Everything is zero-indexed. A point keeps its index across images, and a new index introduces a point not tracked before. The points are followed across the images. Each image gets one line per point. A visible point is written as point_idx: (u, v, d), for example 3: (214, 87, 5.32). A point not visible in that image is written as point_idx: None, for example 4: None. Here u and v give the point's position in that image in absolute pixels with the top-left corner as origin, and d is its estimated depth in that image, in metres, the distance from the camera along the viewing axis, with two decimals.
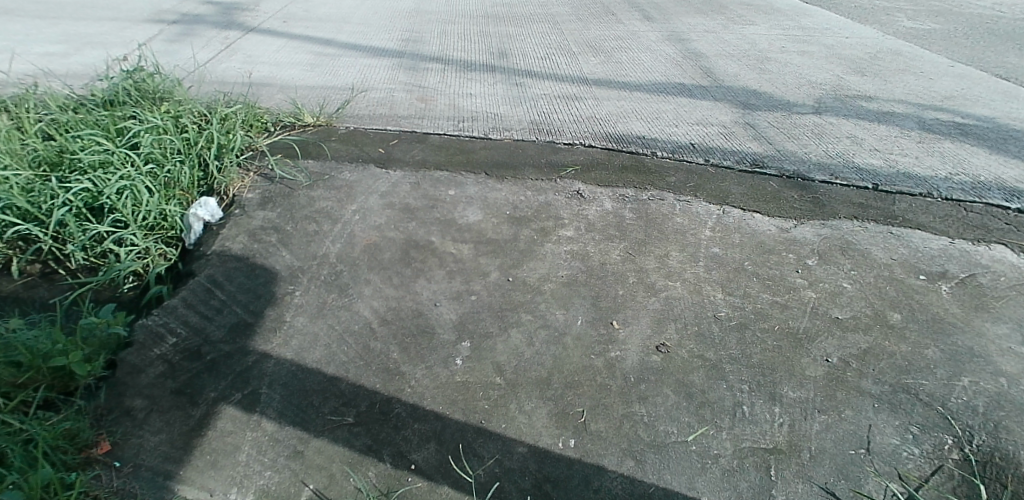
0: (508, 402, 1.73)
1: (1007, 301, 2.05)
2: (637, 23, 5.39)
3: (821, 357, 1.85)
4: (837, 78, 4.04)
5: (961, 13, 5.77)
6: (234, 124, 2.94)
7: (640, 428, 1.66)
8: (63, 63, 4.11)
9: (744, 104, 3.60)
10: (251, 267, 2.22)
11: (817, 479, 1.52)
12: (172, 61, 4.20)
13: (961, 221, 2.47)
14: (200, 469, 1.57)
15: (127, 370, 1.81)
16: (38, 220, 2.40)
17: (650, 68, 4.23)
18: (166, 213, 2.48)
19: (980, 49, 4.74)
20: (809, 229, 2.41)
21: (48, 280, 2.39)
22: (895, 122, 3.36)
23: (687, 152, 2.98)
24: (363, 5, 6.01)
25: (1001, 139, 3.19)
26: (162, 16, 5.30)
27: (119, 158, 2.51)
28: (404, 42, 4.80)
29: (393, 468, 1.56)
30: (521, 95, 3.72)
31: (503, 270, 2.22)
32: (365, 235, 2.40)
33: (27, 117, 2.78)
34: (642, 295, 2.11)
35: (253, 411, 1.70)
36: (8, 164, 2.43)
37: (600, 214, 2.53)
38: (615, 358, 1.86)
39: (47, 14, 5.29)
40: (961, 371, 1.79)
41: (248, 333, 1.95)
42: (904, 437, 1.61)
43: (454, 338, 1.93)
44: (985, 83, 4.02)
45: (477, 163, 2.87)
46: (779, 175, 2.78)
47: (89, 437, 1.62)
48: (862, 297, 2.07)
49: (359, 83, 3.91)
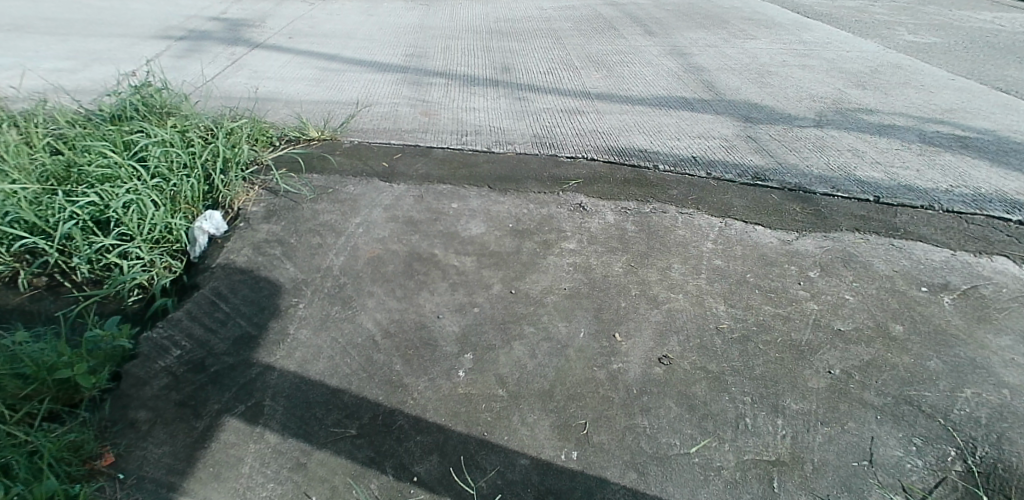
0: (511, 414, 1.73)
1: (1010, 312, 2.05)
2: (638, 38, 5.44)
3: (824, 368, 1.85)
4: (838, 91, 4.07)
5: (962, 27, 5.81)
6: (240, 138, 2.97)
7: (643, 440, 1.66)
8: (72, 79, 4.17)
9: (746, 118, 3.62)
10: (256, 279, 2.24)
11: (821, 491, 1.52)
12: (179, 76, 4.27)
13: (962, 233, 2.47)
14: (203, 481, 1.57)
15: (132, 382, 1.82)
16: (44, 234, 2.42)
17: (652, 82, 4.27)
18: (172, 226, 2.50)
19: (981, 62, 4.77)
20: (811, 241, 2.42)
21: (54, 292, 2.42)
22: (896, 135, 3.38)
23: (689, 165, 3.00)
24: (369, 22, 6.09)
25: (1002, 152, 3.20)
26: (171, 33, 5.39)
27: (126, 173, 2.55)
28: (409, 57, 4.86)
29: (395, 480, 1.57)
30: (524, 109, 3.75)
31: (505, 283, 2.23)
32: (369, 248, 2.41)
33: (36, 132, 2.82)
34: (644, 307, 2.12)
35: (256, 423, 1.71)
36: (17, 179, 2.46)
37: (602, 226, 2.54)
38: (618, 370, 1.86)
39: (56, 31, 5.37)
40: (964, 383, 1.79)
41: (252, 345, 1.96)
42: (908, 449, 1.60)
43: (457, 351, 1.94)
44: (986, 96, 4.04)
45: (480, 176, 2.90)
46: (780, 188, 2.79)
47: (94, 449, 1.63)
48: (865, 309, 2.08)
49: (364, 97, 3.96)
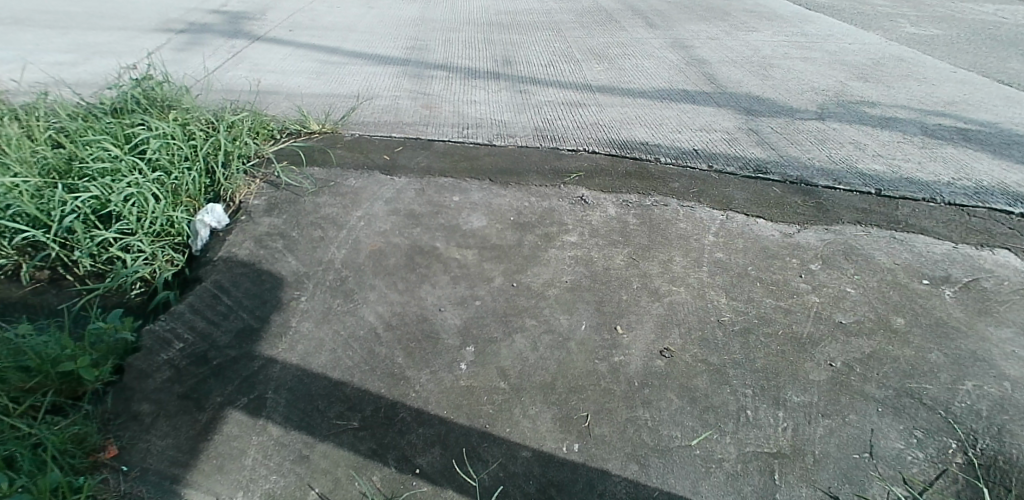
0: (512, 407, 1.74)
1: (1011, 305, 2.05)
2: (640, 30, 5.42)
3: (825, 361, 1.85)
4: (840, 83, 4.05)
5: (964, 19, 5.78)
6: (241, 131, 2.97)
7: (645, 433, 1.66)
8: (73, 72, 4.16)
9: (747, 110, 3.61)
10: (257, 273, 2.24)
11: (822, 483, 1.52)
12: (180, 69, 4.25)
13: (964, 226, 2.47)
14: (206, 473, 1.58)
15: (135, 375, 1.83)
16: (46, 227, 2.43)
17: (653, 75, 4.25)
18: (173, 220, 2.50)
19: (984, 54, 4.75)
20: (813, 234, 2.42)
21: (57, 286, 2.42)
22: (898, 127, 3.37)
23: (690, 158, 2.99)
24: (369, 14, 6.06)
25: (1004, 144, 3.19)
26: (171, 26, 5.37)
27: (127, 166, 2.55)
28: (409, 49, 4.85)
29: (397, 472, 1.57)
30: (525, 102, 3.74)
31: (507, 276, 2.23)
32: (370, 241, 2.41)
33: (37, 125, 2.82)
34: (646, 299, 2.12)
35: (259, 416, 1.72)
36: (18, 172, 2.46)
37: (603, 219, 2.54)
38: (619, 363, 1.87)
39: (56, 24, 5.36)
40: (965, 375, 1.79)
41: (255, 338, 1.96)
42: (909, 441, 1.61)
43: (459, 344, 1.94)
44: (988, 89, 4.02)
45: (481, 170, 2.89)
46: (782, 180, 2.79)
47: (97, 441, 1.64)
48: (866, 302, 2.07)
49: (364, 90, 3.95)
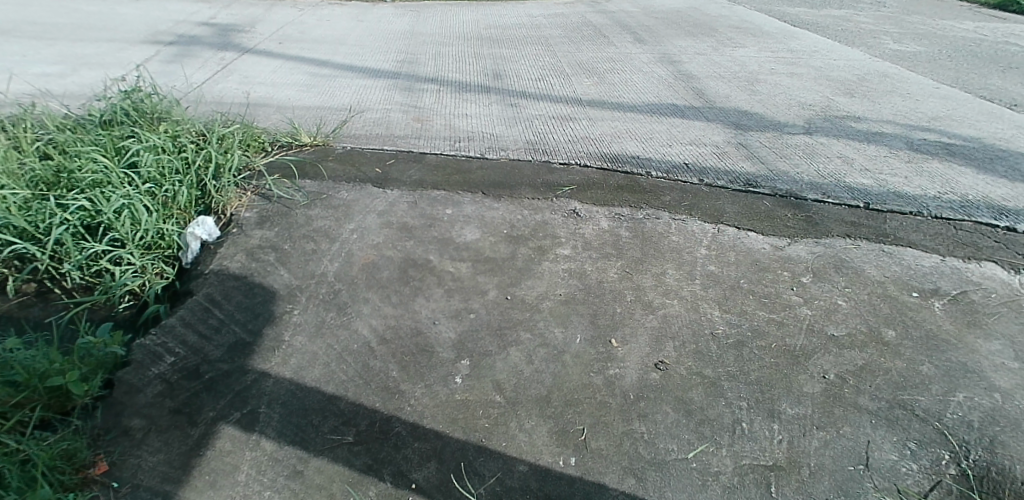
0: (508, 420, 1.73)
1: (998, 317, 2.08)
2: (628, 45, 5.49)
3: (818, 373, 1.87)
4: (826, 98, 4.13)
5: (944, 36, 5.93)
6: (232, 143, 2.95)
7: (640, 446, 1.66)
8: (60, 83, 4.14)
9: (736, 125, 3.66)
10: (249, 286, 2.22)
11: (817, 495, 1.53)
12: (169, 81, 4.24)
13: (950, 239, 2.51)
14: (198, 489, 1.55)
15: (126, 389, 1.80)
16: (34, 239, 2.39)
17: (643, 89, 4.31)
18: (163, 232, 2.47)
19: (965, 71, 4.86)
20: (803, 247, 2.45)
21: (44, 299, 2.38)
22: (884, 142, 3.44)
23: (681, 172, 3.02)
24: (360, 28, 6.09)
25: (988, 159, 3.26)
26: (160, 37, 5.36)
27: (118, 178, 2.52)
28: (400, 63, 4.87)
29: (393, 487, 1.56)
30: (516, 115, 3.77)
31: (501, 288, 2.23)
32: (363, 254, 2.40)
33: (26, 137, 2.78)
34: (640, 312, 2.13)
35: (252, 431, 1.69)
36: (6, 184, 2.43)
37: (596, 232, 2.55)
38: (615, 376, 1.87)
39: (43, 35, 5.32)
40: (956, 387, 1.81)
41: (247, 352, 1.94)
42: (902, 453, 1.62)
43: (454, 357, 1.94)
44: (971, 104, 4.11)
45: (474, 182, 2.90)
46: (772, 194, 2.83)
47: (87, 457, 1.60)
48: (857, 313, 2.10)
49: (356, 102, 3.96)
